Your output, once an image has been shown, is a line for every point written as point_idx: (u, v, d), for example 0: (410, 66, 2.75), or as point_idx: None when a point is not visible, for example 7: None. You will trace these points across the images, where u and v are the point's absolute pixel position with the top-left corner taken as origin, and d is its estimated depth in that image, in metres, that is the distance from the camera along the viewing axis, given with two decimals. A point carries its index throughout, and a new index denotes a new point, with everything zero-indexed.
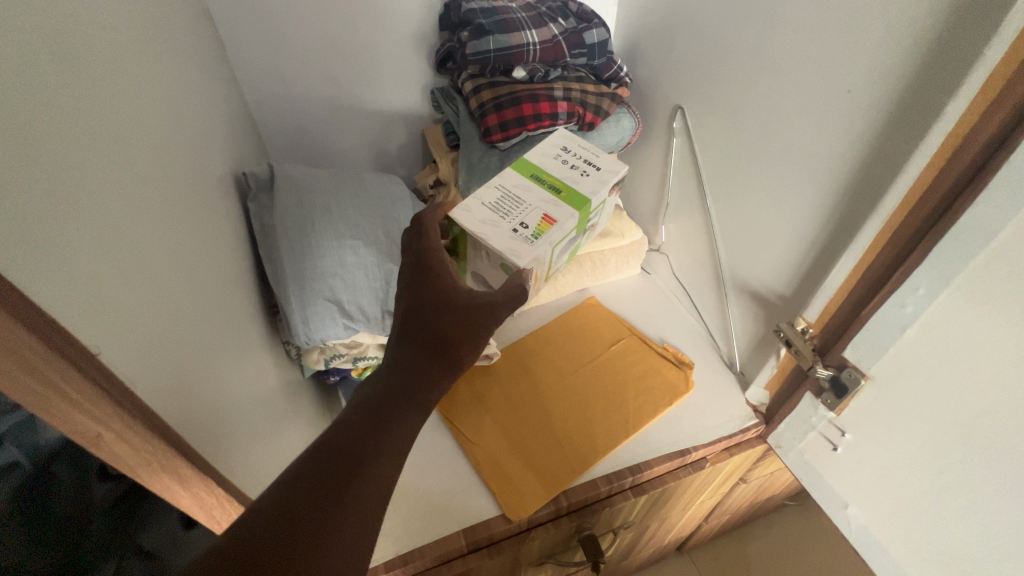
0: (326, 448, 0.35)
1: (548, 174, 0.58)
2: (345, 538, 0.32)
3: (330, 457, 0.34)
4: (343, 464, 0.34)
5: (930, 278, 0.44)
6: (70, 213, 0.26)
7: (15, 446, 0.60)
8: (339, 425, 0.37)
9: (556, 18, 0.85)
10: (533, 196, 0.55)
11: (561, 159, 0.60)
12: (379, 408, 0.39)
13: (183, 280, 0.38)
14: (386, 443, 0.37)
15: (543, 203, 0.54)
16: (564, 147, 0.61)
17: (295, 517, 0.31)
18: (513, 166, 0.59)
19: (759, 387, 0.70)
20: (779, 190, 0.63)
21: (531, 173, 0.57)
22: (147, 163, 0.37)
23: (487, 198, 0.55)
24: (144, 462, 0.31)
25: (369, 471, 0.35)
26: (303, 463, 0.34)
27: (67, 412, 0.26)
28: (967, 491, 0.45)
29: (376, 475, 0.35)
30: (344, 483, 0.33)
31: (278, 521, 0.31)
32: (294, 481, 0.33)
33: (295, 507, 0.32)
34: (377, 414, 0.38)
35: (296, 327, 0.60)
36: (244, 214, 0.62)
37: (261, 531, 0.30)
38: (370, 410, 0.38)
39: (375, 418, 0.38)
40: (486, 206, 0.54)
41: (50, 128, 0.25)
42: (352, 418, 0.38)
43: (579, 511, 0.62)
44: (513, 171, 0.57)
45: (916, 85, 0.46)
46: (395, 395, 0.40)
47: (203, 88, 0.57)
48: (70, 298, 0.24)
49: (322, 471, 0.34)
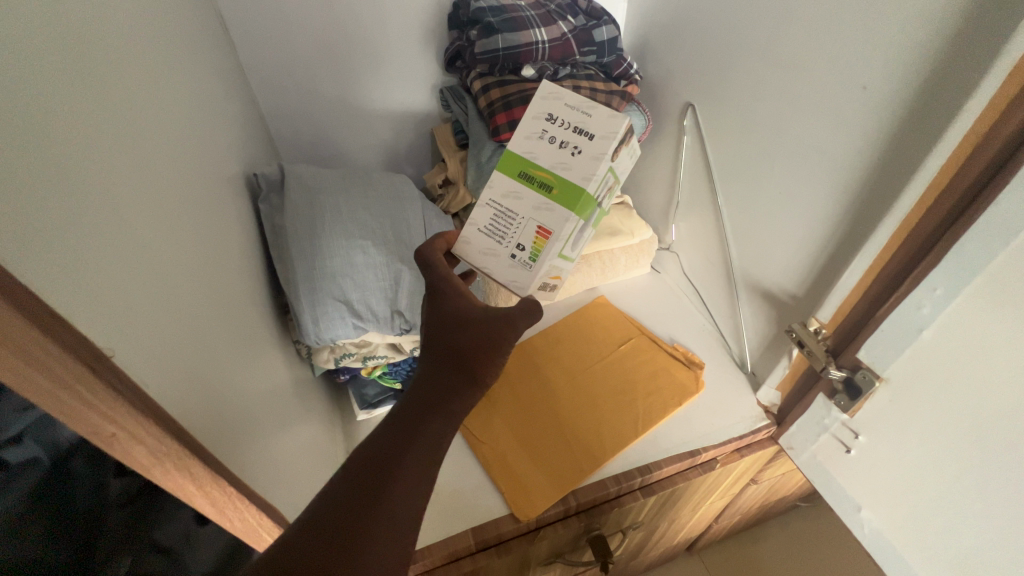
0: (322, 515, 0.33)
1: (593, 204, 0.50)
2: None
3: (329, 526, 0.33)
4: (346, 526, 0.33)
5: (950, 279, 0.43)
6: (83, 218, 0.26)
7: (34, 440, 0.59)
8: (364, 465, 0.36)
9: (566, 16, 0.84)
10: (573, 238, 0.52)
11: (549, 138, 0.47)
12: (388, 460, 0.36)
13: (195, 280, 0.39)
14: (393, 503, 0.35)
15: (577, 235, 0.53)
16: (550, 115, 0.47)
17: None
18: (570, 207, 0.47)
19: (770, 387, 0.69)
20: (792, 188, 0.62)
21: (584, 210, 0.48)
22: (160, 167, 0.37)
23: (481, 220, 0.52)
24: (158, 463, 0.32)
25: (371, 543, 0.33)
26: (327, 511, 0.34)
27: (86, 414, 0.26)
28: (985, 496, 0.44)
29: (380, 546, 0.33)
30: (347, 564, 0.31)
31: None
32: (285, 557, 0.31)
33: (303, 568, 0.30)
34: (383, 464, 0.36)
35: (306, 327, 0.60)
36: (255, 215, 0.62)
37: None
38: (376, 462, 0.36)
39: (381, 470, 0.36)
40: (538, 269, 0.50)
41: (63, 135, 0.26)
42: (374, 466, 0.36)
43: (588, 512, 0.62)
44: (563, 208, 0.48)
45: (934, 80, 0.45)
46: (411, 443, 0.38)
47: (215, 90, 0.57)
48: (81, 300, 0.25)
49: (321, 549, 0.31)
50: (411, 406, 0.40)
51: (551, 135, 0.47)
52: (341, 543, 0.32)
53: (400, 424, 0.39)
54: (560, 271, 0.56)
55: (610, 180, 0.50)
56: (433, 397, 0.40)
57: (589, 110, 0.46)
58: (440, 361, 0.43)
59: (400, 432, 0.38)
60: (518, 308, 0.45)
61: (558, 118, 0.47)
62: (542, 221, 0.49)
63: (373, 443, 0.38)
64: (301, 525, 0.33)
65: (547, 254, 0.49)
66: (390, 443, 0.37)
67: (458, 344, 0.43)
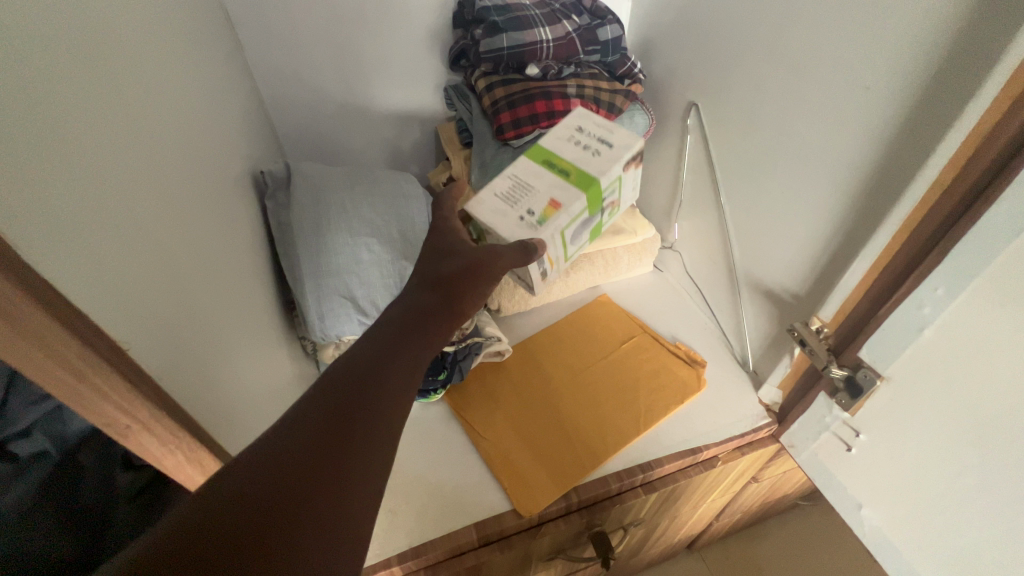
0: (297, 423, 0.31)
1: (597, 201, 0.57)
2: (341, 491, 0.30)
3: (312, 433, 0.31)
4: (325, 429, 0.31)
5: (950, 279, 0.43)
6: (97, 215, 0.26)
7: (43, 435, 0.57)
8: (343, 370, 0.35)
9: (570, 14, 0.84)
10: (576, 226, 0.56)
11: (574, 141, 0.59)
12: (372, 371, 0.35)
13: (204, 277, 0.39)
14: (378, 413, 0.33)
15: (578, 229, 0.57)
16: (579, 128, 0.60)
17: (267, 516, 0.27)
18: (584, 189, 0.54)
19: (772, 385, 0.70)
20: (794, 187, 0.63)
21: (592, 204, 0.56)
22: (170, 166, 0.38)
23: (497, 188, 0.56)
24: (169, 452, 0.33)
25: (357, 450, 0.31)
26: (303, 414, 0.32)
27: (100, 403, 0.27)
28: (985, 493, 0.45)
29: (357, 457, 0.31)
30: (327, 463, 0.30)
31: (243, 521, 0.27)
32: (257, 465, 0.29)
33: (278, 468, 0.29)
34: (363, 373, 0.35)
35: (312, 322, 0.61)
36: (262, 212, 0.63)
37: (253, 483, 0.28)
38: (359, 373, 0.35)
39: (365, 380, 0.34)
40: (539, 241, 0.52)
41: (79, 136, 0.26)
42: (354, 372, 0.35)
43: (590, 508, 0.62)
44: (578, 190, 0.54)
45: (936, 82, 0.45)
46: (394, 357, 0.37)
47: (222, 87, 0.58)
48: (97, 295, 0.25)
49: (299, 454, 0.30)
50: (392, 324, 0.39)
51: (577, 139, 0.59)
52: (326, 449, 0.30)
53: (381, 338, 0.38)
54: (556, 257, 0.57)
55: (617, 181, 0.58)
56: (416, 317, 0.40)
57: (617, 129, 0.59)
58: (421, 287, 0.43)
59: (381, 344, 0.37)
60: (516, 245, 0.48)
61: (585, 131, 0.60)
62: (561, 197, 0.54)
63: (353, 357, 0.36)
64: (277, 436, 0.31)
65: (555, 224, 0.52)
66: (370, 356, 0.36)
67: (441, 271, 0.43)
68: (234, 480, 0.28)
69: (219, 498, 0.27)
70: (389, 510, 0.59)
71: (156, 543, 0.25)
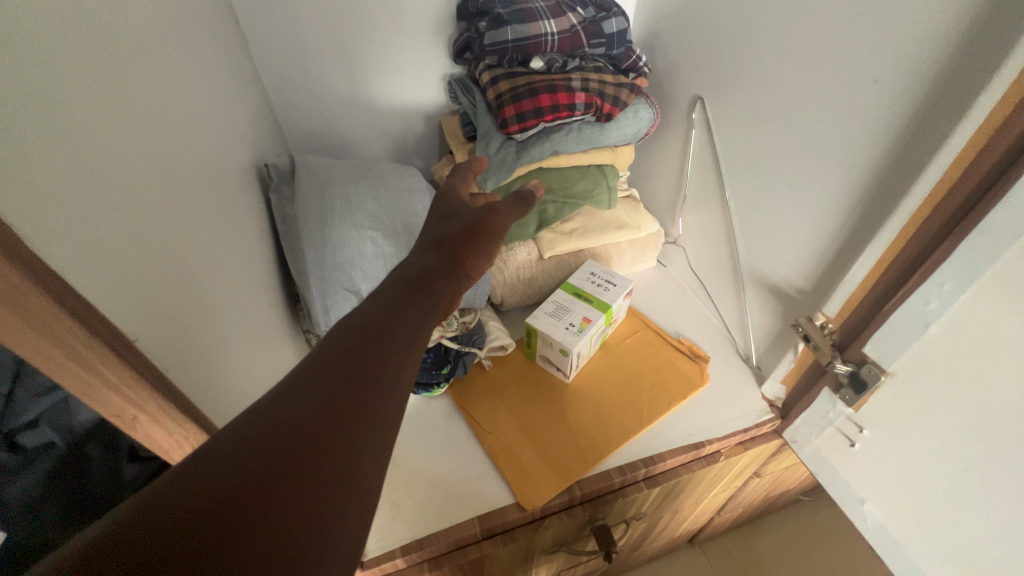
0: (308, 374, 0.30)
1: None
2: (360, 438, 0.29)
3: (324, 383, 0.30)
4: (341, 377, 0.30)
5: (958, 273, 0.43)
6: (100, 205, 0.26)
7: (49, 425, 0.57)
8: (353, 323, 0.34)
9: (575, 7, 0.83)
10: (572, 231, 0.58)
11: None
12: (383, 323, 0.34)
13: (211, 268, 0.40)
14: (389, 366, 0.33)
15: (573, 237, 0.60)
16: None
17: (280, 460, 0.26)
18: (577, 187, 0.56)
19: (776, 380, 0.70)
20: (799, 182, 0.62)
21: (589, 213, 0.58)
22: (175, 156, 0.38)
23: None
24: (177, 444, 0.34)
25: (369, 400, 0.30)
26: (314, 365, 0.31)
27: (104, 393, 0.27)
28: (990, 489, 0.45)
29: (373, 404, 0.30)
30: (344, 410, 0.29)
31: (255, 465, 0.25)
32: (272, 415, 0.28)
33: (294, 416, 0.28)
34: (375, 326, 0.34)
35: (317, 316, 0.61)
36: (266, 205, 0.63)
37: (267, 431, 0.27)
38: (371, 325, 0.34)
39: (378, 330, 0.34)
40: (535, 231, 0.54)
41: (86, 128, 0.26)
42: (364, 325, 0.34)
43: (592, 502, 0.62)
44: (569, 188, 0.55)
45: (946, 75, 0.45)
46: (403, 309, 0.36)
47: (225, 79, 0.58)
48: (103, 287, 0.25)
49: (316, 399, 0.29)
50: (399, 283, 0.38)
51: None
52: (338, 398, 0.29)
53: (389, 294, 0.37)
54: None
55: None
56: (421, 275, 0.40)
57: None
58: (425, 249, 0.44)
59: (390, 300, 0.37)
60: (506, 203, 0.49)
61: None
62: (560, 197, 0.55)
63: (362, 311, 0.35)
64: (287, 386, 0.29)
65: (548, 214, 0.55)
66: (380, 310, 0.35)
67: (444, 236, 0.44)
68: (248, 430, 0.27)
69: (231, 449, 0.26)
70: (392, 503, 0.59)
71: (160, 491, 0.24)
